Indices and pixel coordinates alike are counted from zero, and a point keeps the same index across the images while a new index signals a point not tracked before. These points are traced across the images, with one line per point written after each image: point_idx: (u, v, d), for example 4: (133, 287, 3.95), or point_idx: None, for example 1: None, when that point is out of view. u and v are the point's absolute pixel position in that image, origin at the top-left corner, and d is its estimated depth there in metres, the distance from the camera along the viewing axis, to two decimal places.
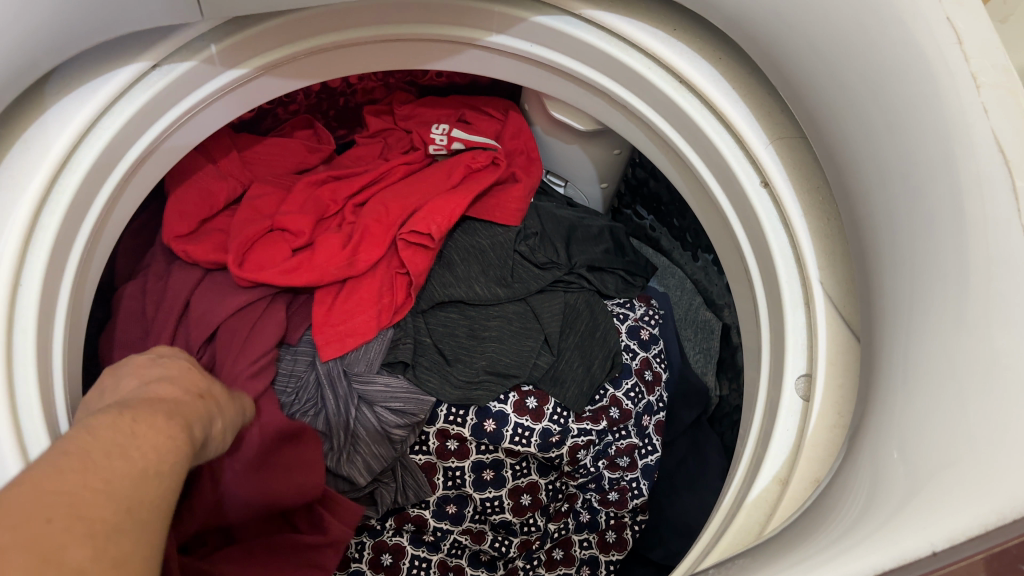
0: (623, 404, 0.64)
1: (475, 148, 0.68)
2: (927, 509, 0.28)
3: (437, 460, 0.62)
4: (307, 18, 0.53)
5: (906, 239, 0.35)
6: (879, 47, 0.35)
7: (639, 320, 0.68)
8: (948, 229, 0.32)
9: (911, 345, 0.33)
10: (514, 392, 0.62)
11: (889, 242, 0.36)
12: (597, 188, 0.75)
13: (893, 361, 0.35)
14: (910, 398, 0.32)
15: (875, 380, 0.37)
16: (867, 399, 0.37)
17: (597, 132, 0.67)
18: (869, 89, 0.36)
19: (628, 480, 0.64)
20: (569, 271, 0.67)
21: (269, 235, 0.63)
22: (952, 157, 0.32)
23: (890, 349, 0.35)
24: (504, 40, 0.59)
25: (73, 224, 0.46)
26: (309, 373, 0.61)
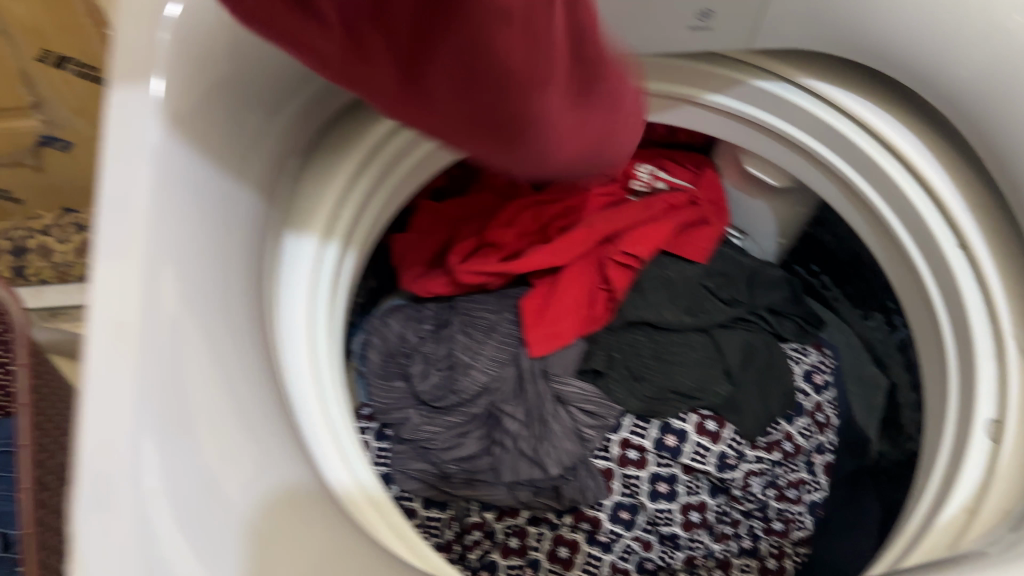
0: (796, 439, 0.70)
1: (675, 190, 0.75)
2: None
3: (618, 467, 0.68)
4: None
5: None
6: None
7: (812, 365, 0.73)
8: None
9: None
10: (695, 414, 0.69)
11: None
12: (773, 242, 0.81)
13: None
14: None
15: None
16: None
17: (789, 189, 0.73)
18: None
19: (793, 512, 0.69)
20: (750, 311, 0.73)
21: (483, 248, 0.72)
22: None
23: None
24: (721, 100, 0.67)
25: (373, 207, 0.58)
26: (511, 367, 0.69)
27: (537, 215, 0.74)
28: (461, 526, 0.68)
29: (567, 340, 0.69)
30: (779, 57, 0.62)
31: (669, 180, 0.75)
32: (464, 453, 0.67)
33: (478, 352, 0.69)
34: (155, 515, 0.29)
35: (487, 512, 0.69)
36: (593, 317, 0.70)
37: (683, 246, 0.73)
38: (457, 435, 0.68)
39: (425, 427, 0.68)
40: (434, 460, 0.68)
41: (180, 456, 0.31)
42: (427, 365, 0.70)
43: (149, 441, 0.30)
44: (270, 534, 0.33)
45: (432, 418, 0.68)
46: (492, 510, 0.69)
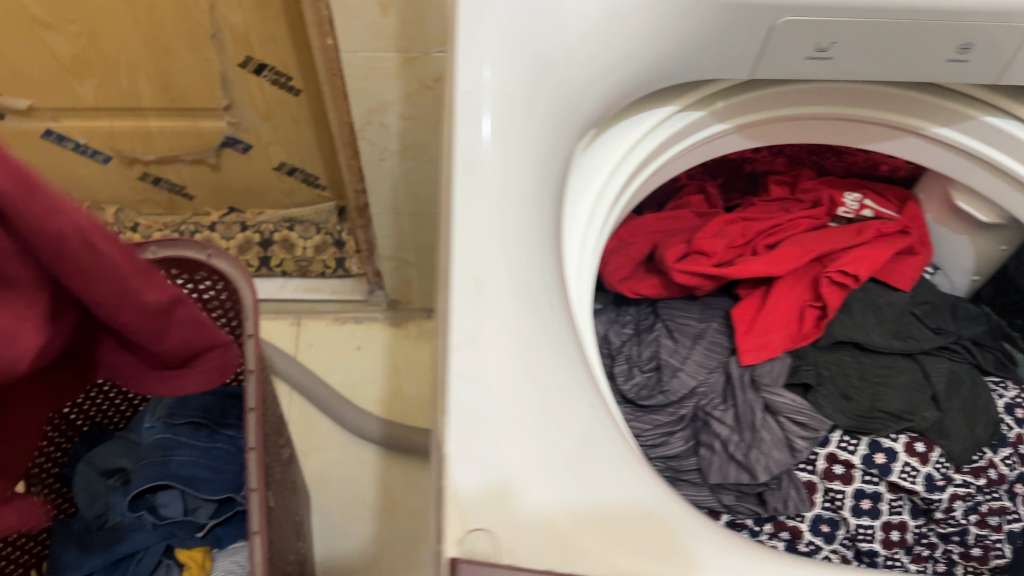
0: (1000, 468, 0.70)
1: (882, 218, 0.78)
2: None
3: (821, 480, 0.70)
4: (791, 89, 0.67)
5: None
6: None
7: (1013, 399, 0.74)
8: None
9: None
10: (903, 434, 0.70)
11: None
12: (967, 279, 0.83)
13: None
14: None
15: None
16: None
17: (998, 225, 0.75)
18: None
19: (993, 539, 0.70)
20: (955, 340, 0.75)
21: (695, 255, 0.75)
22: None
23: None
24: (945, 132, 0.69)
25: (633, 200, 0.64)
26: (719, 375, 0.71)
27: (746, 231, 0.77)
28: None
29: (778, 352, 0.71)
30: (1009, 93, 0.65)
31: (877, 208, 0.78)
32: (667, 450, 0.70)
33: (685, 357, 0.72)
34: (531, 464, 0.41)
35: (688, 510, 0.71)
36: (804, 333, 0.72)
37: (892, 272, 0.76)
38: (664, 433, 0.70)
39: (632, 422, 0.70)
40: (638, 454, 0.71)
41: (571, 434, 0.42)
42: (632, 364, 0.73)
43: (516, 417, 0.42)
44: (640, 504, 0.41)
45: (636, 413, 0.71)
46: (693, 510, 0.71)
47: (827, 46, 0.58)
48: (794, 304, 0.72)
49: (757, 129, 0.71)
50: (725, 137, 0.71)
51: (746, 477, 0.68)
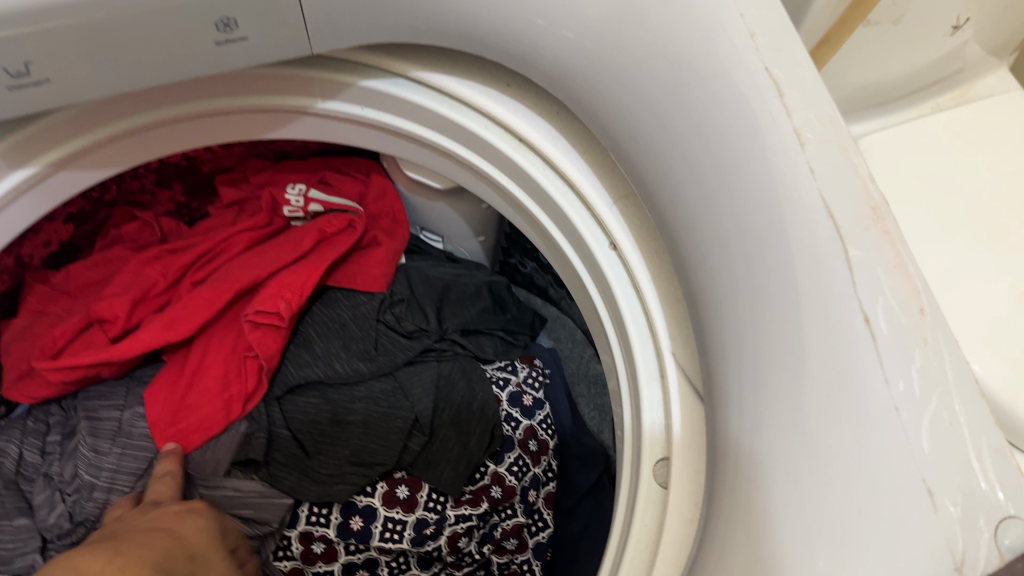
0: (506, 480, 0.61)
1: (335, 210, 0.65)
2: (834, 563, 0.32)
3: (304, 565, 0.59)
4: (94, 103, 0.49)
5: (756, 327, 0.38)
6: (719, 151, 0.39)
7: (521, 384, 0.65)
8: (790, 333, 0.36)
9: (767, 432, 0.37)
10: (382, 483, 0.59)
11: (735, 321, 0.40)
12: (474, 242, 0.71)
13: (749, 449, 0.38)
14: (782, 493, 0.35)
15: (736, 464, 0.39)
16: (728, 484, 0.39)
17: (457, 189, 0.63)
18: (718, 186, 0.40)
19: (518, 562, 0.62)
20: (440, 338, 0.63)
21: (88, 329, 0.59)
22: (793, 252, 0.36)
23: (744, 437, 0.38)
24: (332, 105, 0.56)
25: None
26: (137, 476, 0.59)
27: (165, 269, 0.61)
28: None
29: (220, 429, 0.56)
30: (386, 51, 0.51)
31: (325, 201, 0.64)
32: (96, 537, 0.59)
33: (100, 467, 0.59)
34: None
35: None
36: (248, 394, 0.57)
37: (353, 277, 0.62)
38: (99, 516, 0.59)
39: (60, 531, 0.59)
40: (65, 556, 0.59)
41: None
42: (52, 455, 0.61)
43: None
44: None
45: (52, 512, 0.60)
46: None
47: (21, 68, 0.40)
48: (224, 361, 0.58)
49: (101, 154, 0.54)
50: (52, 177, 0.52)
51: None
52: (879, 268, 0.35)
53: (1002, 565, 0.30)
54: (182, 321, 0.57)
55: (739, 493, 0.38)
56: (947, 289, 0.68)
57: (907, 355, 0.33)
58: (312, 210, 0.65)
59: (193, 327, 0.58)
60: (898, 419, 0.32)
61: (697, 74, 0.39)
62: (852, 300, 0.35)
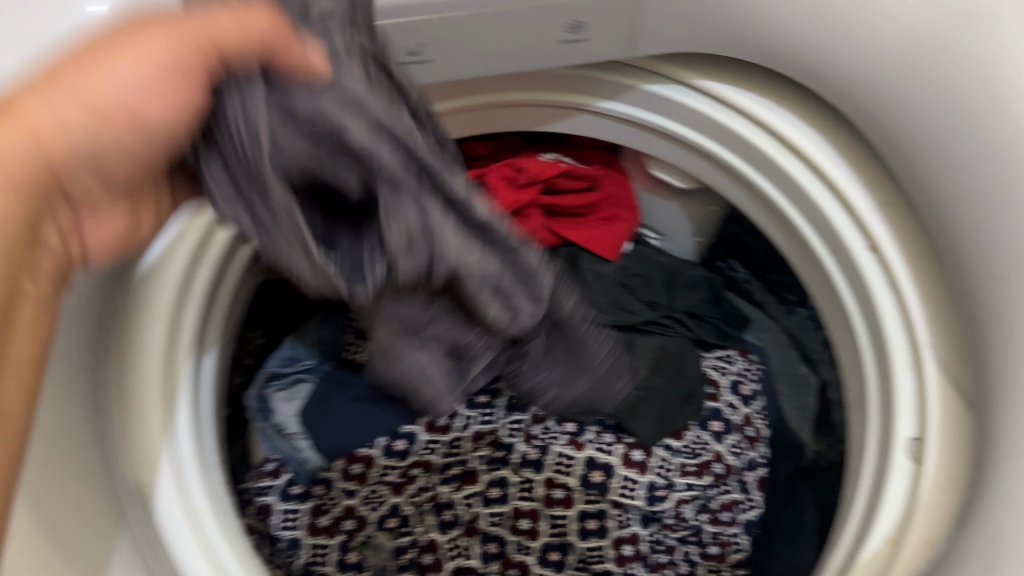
0: (727, 459, 0.65)
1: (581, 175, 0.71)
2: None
3: (542, 507, 0.64)
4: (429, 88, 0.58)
5: (1007, 325, 0.42)
6: (999, 163, 0.43)
7: (738, 374, 0.69)
8: None
9: (1010, 417, 0.42)
10: (620, 445, 0.64)
11: (998, 320, 0.43)
12: (691, 242, 0.78)
13: (998, 429, 0.43)
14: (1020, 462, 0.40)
15: (989, 441, 0.44)
16: (981, 457, 0.44)
17: (696, 190, 0.70)
18: (988, 198, 0.43)
19: (728, 534, 0.65)
20: (667, 313, 0.69)
21: None
22: None
23: (993, 418, 0.43)
24: (614, 105, 0.63)
25: None
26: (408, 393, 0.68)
27: None
28: (395, 545, 0.65)
29: None
30: (675, 59, 0.59)
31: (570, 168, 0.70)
32: (416, 486, 0.65)
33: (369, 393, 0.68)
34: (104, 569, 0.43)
35: (426, 553, 0.66)
36: None
37: (595, 239, 0.73)
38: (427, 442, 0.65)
39: (387, 470, 0.65)
40: (387, 501, 0.65)
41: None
42: (353, 386, 0.69)
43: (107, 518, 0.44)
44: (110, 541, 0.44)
45: (369, 443, 0.67)
46: (425, 550, 0.66)
47: (416, 48, 0.49)
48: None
49: None
50: None
51: (467, 494, 0.65)
52: None
53: None
54: None
55: (986, 466, 0.43)
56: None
57: None
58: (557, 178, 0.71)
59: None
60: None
61: (985, 90, 0.43)
62: None
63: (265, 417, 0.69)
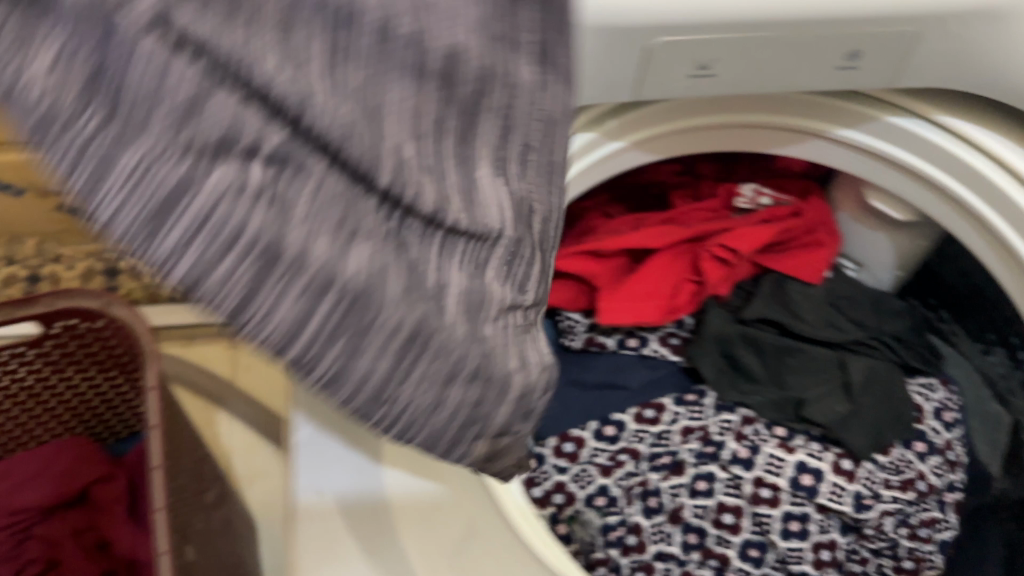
0: (929, 479, 0.68)
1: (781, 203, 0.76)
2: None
3: (748, 504, 0.67)
4: (690, 99, 0.63)
5: None
6: None
7: (940, 402, 0.72)
8: None
9: None
10: (831, 452, 0.67)
11: None
12: (891, 274, 0.81)
13: None
14: None
15: None
16: None
17: (913, 223, 0.73)
18: None
19: (924, 551, 0.68)
20: (875, 336, 0.73)
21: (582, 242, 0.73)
22: None
23: None
24: (850, 132, 0.67)
25: None
26: (620, 384, 0.72)
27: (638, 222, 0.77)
28: (603, 524, 0.68)
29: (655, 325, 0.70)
30: (920, 94, 0.63)
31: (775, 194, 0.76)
32: (626, 471, 0.69)
33: (584, 382, 0.73)
34: None
35: (631, 534, 0.68)
36: (679, 308, 0.70)
37: (798, 269, 0.73)
38: (634, 431, 0.70)
39: (597, 453, 0.70)
40: (598, 482, 0.69)
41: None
42: (574, 372, 0.74)
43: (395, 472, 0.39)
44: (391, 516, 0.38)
45: (579, 425, 0.71)
46: (630, 531, 0.68)
47: (708, 63, 0.55)
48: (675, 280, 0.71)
49: (663, 142, 0.68)
50: (626, 154, 0.68)
51: (674, 483, 0.68)
52: None
53: None
54: (657, 237, 0.70)
55: None
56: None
57: None
58: (761, 202, 0.76)
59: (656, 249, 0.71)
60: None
61: None
62: None
63: None
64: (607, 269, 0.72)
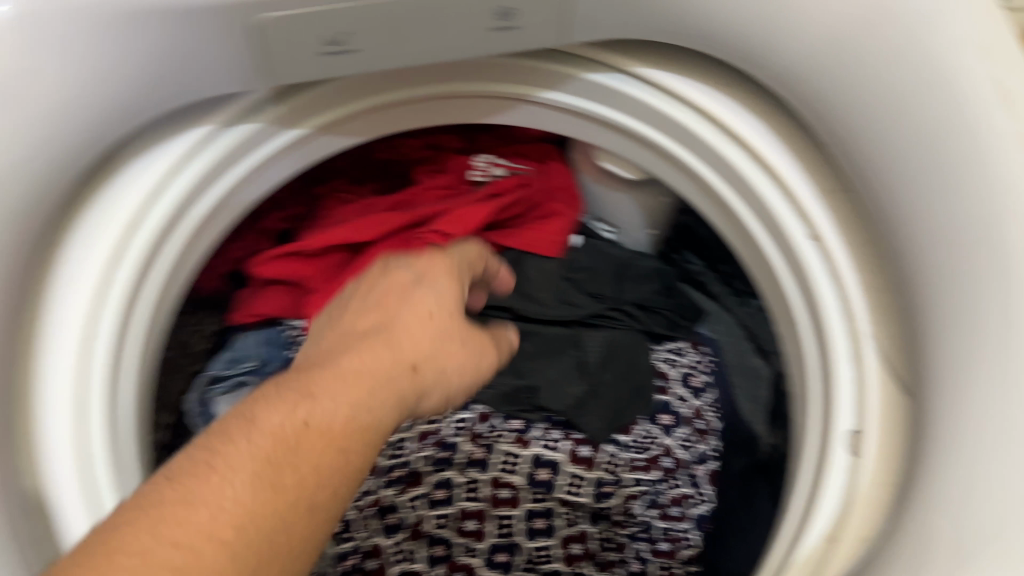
0: (676, 453, 0.65)
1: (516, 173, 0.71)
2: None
3: (489, 508, 0.63)
4: (361, 77, 0.57)
5: (950, 299, 0.44)
6: (920, 127, 0.44)
7: (689, 366, 0.70)
8: (994, 293, 0.41)
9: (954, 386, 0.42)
10: (567, 441, 0.64)
11: (938, 288, 0.44)
12: (644, 233, 0.76)
13: (933, 400, 0.44)
14: (946, 446, 0.41)
15: (925, 421, 0.44)
16: (919, 437, 0.44)
17: (644, 181, 0.68)
18: (920, 174, 0.45)
19: (678, 530, 0.65)
20: (614, 306, 0.69)
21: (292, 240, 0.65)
22: (1003, 215, 0.41)
23: (931, 393, 0.44)
24: (553, 95, 0.61)
25: (166, 232, 0.54)
26: None
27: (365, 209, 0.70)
28: (337, 551, 0.63)
29: None
30: (615, 48, 0.57)
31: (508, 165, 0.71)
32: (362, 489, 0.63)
33: None
34: None
35: (368, 559, 0.63)
36: None
37: (534, 243, 0.68)
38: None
39: None
40: None
41: None
42: None
43: None
44: None
45: None
46: (367, 556, 0.64)
47: (340, 37, 0.47)
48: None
49: (349, 125, 0.61)
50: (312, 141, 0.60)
51: (414, 495, 0.63)
52: None
53: None
54: (368, 226, 0.64)
55: (928, 445, 0.43)
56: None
57: None
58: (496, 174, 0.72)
59: (367, 241, 0.64)
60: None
61: (915, 64, 0.44)
62: None
63: (205, 421, 0.68)
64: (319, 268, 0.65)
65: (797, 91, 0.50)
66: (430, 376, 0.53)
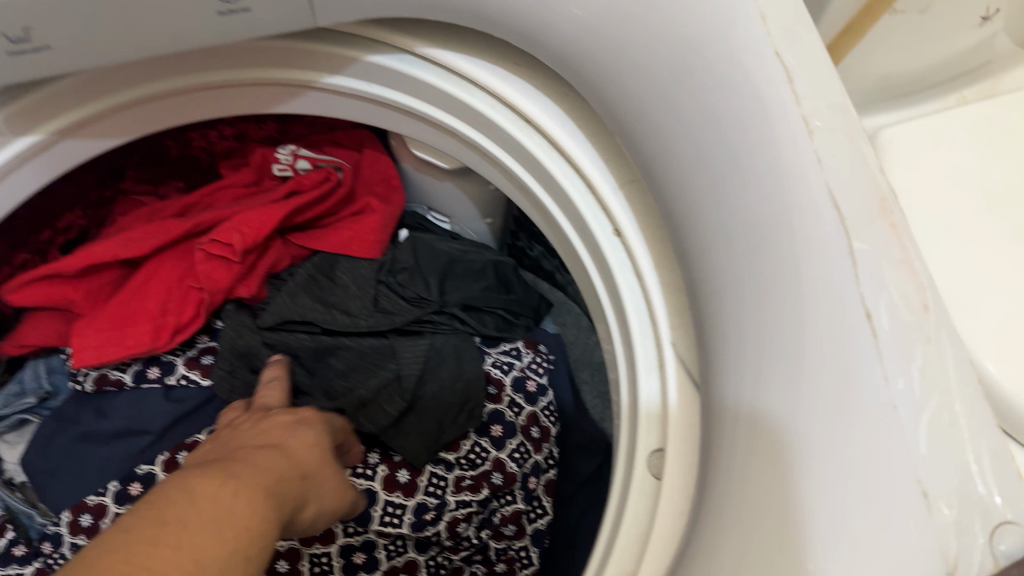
0: (507, 467, 0.59)
1: (322, 167, 0.64)
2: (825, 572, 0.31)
3: (302, 546, 0.56)
4: (100, 71, 0.48)
5: (743, 299, 0.38)
6: (698, 112, 0.40)
7: (524, 369, 0.64)
8: (785, 294, 0.36)
9: (751, 401, 0.37)
10: (383, 466, 0.58)
11: (731, 287, 0.39)
12: (481, 224, 0.70)
13: (728, 414, 0.39)
14: (745, 472, 0.36)
15: (720, 439, 0.39)
16: (715, 462, 0.39)
17: (464, 170, 0.62)
18: (702, 165, 0.40)
19: (515, 549, 0.60)
20: (440, 310, 0.63)
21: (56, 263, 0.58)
22: (790, 206, 0.36)
23: (726, 406, 0.39)
24: (339, 80, 0.54)
25: None
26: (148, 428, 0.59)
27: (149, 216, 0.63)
28: None
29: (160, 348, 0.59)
30: (389, 24, 0.50)
31: (313, 158, 0.63)
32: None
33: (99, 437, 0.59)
34: None
35: None
36: (184, 323, 0.59)
37: (346, 243, 0.63)
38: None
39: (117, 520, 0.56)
40: None
41: None
42: (86, 422, 0.59)
43: None
44: None
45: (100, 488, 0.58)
46: None
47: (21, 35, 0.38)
48: (173, 290, 0.59)
49: (103, 124, 0.53)
50: (56, 146, 0.52)
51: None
52: (885, 262, 0.34)
53: (995, 569, 0.30)
54: (140, 241, 0.57)
55: (725, 467, 0.38)
56: (972, 301, 0.60)
57: (911, 352, 0.33)
58: (300, 168, 0.64)
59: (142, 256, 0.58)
60: (897, 418, 0.32)
61: (688, 44, 0.39)
62: (853, 290, 0.34)
63: None
64: (89, 290, 0.58)
65: (588, 72, 0.44)
66: (316, 487, 0.46)
